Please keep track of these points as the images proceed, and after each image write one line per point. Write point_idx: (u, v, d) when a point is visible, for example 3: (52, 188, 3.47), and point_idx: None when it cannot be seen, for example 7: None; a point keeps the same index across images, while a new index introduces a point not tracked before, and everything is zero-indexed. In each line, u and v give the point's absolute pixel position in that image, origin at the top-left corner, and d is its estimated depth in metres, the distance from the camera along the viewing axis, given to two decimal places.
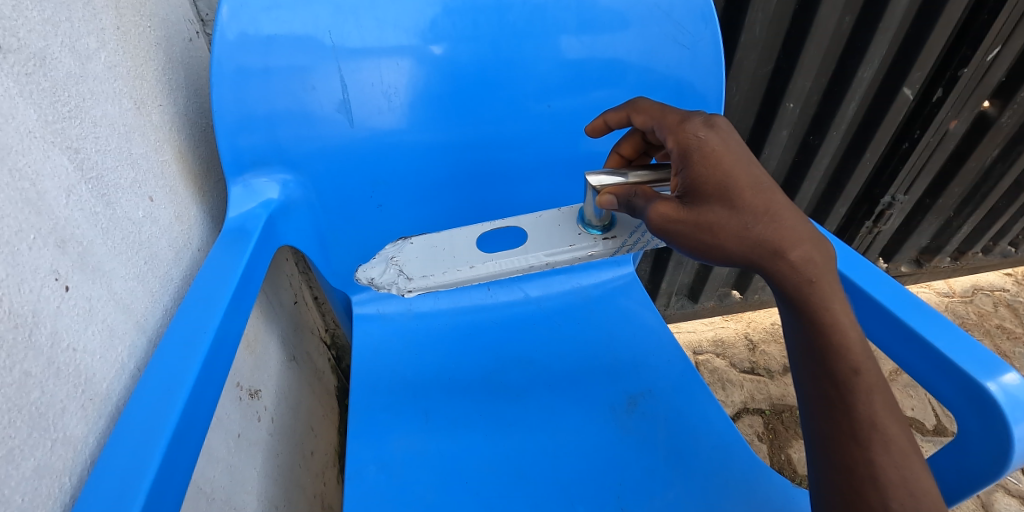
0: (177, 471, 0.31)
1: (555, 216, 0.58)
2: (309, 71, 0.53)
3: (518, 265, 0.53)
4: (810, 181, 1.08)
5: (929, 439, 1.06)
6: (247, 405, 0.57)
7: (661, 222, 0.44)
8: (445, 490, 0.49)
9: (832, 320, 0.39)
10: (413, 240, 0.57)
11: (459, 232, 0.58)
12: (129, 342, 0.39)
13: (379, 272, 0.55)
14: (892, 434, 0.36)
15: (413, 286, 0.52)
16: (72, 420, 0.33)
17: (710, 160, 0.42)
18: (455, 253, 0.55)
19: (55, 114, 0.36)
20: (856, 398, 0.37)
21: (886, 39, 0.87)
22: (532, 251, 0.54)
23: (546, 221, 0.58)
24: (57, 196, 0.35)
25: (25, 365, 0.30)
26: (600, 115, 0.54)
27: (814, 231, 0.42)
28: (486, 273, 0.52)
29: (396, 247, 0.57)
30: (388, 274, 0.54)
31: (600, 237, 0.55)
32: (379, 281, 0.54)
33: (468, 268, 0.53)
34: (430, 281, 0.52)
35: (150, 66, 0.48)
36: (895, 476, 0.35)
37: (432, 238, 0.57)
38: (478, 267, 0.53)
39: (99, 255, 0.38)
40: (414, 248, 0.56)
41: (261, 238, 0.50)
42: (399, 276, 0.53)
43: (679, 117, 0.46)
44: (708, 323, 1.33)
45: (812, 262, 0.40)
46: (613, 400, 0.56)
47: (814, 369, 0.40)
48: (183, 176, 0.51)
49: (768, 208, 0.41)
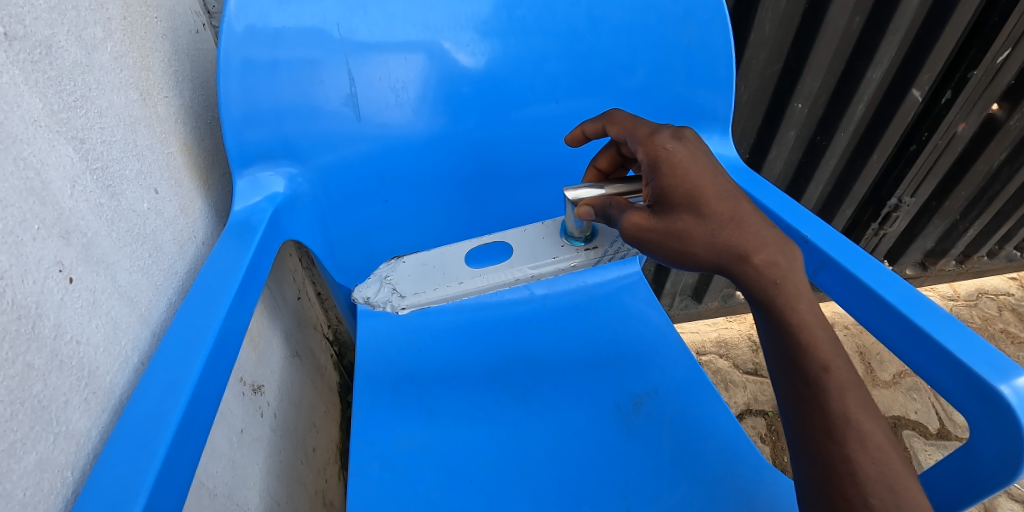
0: (179, 469, 0.31)
1: (540, 226, 0.58)
2: (318, 64, 0.53)
3: (503, 279, 0.53)
4: (816, 183, 1.07)
5: (932, 444, 1.05)
6: (249, 401, 0.56)
7: (634, 231, 0.43)
8: (448, 487, 0.48)
9: (799, 320, 0.39)
10: (406, 259, 0.58)
11: (453, 248, 0.58)
12: (132, 335, 0.39)
13: (374, 291, 0.57)
14: (867, 430, 0.36)
15: (405, 304, 0.54)
16: (74, 414, 0.32)
17: (677, 171, 0.43)
18: (446, 270, 0.56)
19: (61, 104, 0.35)
20: (828, 395, 0.37)
21: (896, 40, 0.87)
22: (516, 264, 0.54)
23: (531, 231, 0.58)
24: (63, 187, 0.34)
25: (28, 357, 0.30)
26: (578, 125, 0.53)
27: (780, 232, 0.42)
28: (473, 289, 0.53)
29: (390, 266, 0.58)
30: (383, 293, 0.56)
31: (585, 247, 0.55)
32: (376, 298, 0.56)
33: (457, 284, 0.54)
34: (422, 298, 0.54)
35: (156, 58, 0.47)
36: (872, 472, 0.34)
37: (423, 256, 0.58)
38: (465, 283, 0.53)
39: (103, 247, 0.37)
40: (407, 266, 0.58)
41: (267, 232, 0.49)
42: (393, 294, 0.55)
43: (649, 129, 0.46)
44: (711, 324, 1.32)
45: (777, 263, 0.40)
46: (618, 400, 0.56)
47: (786, 368, 0.39)
48: (188, 168, 0.51)
49: (732, 215, 0.41)
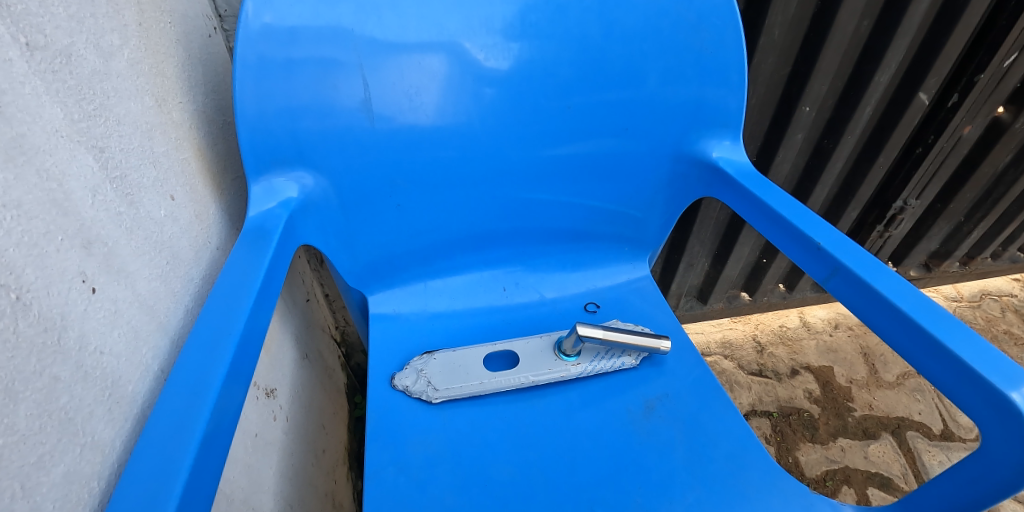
0: (205, 477, 0.30)
1: (539, 337, 0.63)
2: (332, 69, 0.53)
3: (515, 381, 0.57)
4: (823, 185, 1.07)
5: (937, 444, 1.06)
6: (263, 405, 0.56)
7: None
8: (463, 492, 0.48)
9: None
10: (436, 355, 0.59)
11: (475, 350, 0.60)
12: (152, 343, 0.39)
13: (408, 377, 0.57)
14: None
15: (437, 391, 0.55)
16: (99, 425, 0.32)
17: None
18: (467, 368, 0.58)
19: (80, 113, 0.35)
20: None
21: (904, 44, 0.87)
22: (523, 370, 0.58)
23: (533, 340, 0.62)
24: (84, 196, 0.34)
25: (54, 369, 0.30)
26: None
27: None
28: (493, 388, 0.56)
29: (421, 360, 0.58)
30: (415, 379, 0.56)
31: (574, 363, 0.58)
32: (411, 386, 0.56)
33: (478, 382, 0.56)
34: (452, 391, 0.55)
35: (171, 64, 0.47)
36: None
37: (453, 356, 0.59)
38: (486, 382, 0.56)
39: (123, 256, 0.37)
40: (437, 363, 0.58)
41: (282, 237, 0.49)
42: (426, 383, 0.56)
43: None
44: (716, 325, 1.32)
45: None
46: (630, 404, 0.56)
47: None
48: (203, 174, 0.51)
49: None
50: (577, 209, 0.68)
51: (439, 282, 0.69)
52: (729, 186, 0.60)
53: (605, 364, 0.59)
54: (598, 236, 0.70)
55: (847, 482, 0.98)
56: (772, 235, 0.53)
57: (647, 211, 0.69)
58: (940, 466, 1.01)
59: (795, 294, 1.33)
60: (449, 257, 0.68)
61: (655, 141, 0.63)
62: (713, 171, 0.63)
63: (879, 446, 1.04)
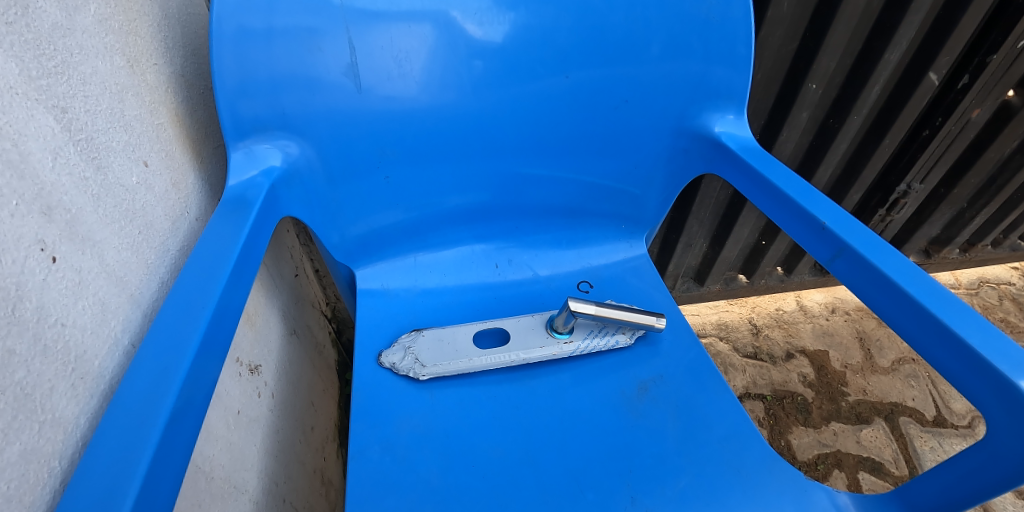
0: (173, 456, 0.29)
1: (531, 315, 0.61)
2: (318, 33, 0.50)
3: (504, 359, 0.55)
4: (826, 166, 1.04)
5: (929, 430, 1.06)
6: (246, 381, 0.55)
7: None
8: (449, 473, 0.47)
9: None
10: (425, 332, 0.58)
11: (464, 326, 0.59)
12: (122, 316, 0.37)
13: (397, 356, 0.55)
14: None
15: (426, 370, 0.54)
16: (61, 401, 0.31)
17: None
18: (457, 344, 0.57)
19: (40, 70, 0.33)
20: None
21: (917, 20, 0.83)
22: (513, 348, 0.56)
23: (524, 318, 0.60)
24: (43, 159, 0.32)
25: (9, 341, 0.28)
26: None
27: None
28: (482, 366, 0.55)
29: (410, 337, 0.57)
30: (405, 358, 0.55)
31: (567, 340, 0.57)
32: (398, 363, 0.54)
33: (467, 359, 0.55)
34: (441, 369, 0.54)
35: (145, 22, 0.44)
36: None
37: (442, 332, 0.58)
38: (475, 360, 0.55)
39: (88, 224, 0.35)
40: (426, 339, 0.57)
41: (263, 208, 0.47)
42: (414, 361, 0.55)
43: None
44: (712, 307, 1.31)
45: None
46: (623, 386, 0.55)
47: None
48: (180, 140, 0.48)
49: None
50: (574, 185, 0.66)
51: (430, 257, 0.67)
52: (731, 162, 0.58)
53: (598, 342, 0.57)
54: (594, 213, 0.68)
55: (837, 466, 0.98)
56: (776, 215, 0.51)
57: (646, 188, 0.66)
58: (930, 452, 1.02)
59: (793, 277, 1.32)
60: (440, 232, 0.66)
61: (656, 114, 0.61)
62: (715, 146, 0.60)
63: (871, 430, 1.04)
